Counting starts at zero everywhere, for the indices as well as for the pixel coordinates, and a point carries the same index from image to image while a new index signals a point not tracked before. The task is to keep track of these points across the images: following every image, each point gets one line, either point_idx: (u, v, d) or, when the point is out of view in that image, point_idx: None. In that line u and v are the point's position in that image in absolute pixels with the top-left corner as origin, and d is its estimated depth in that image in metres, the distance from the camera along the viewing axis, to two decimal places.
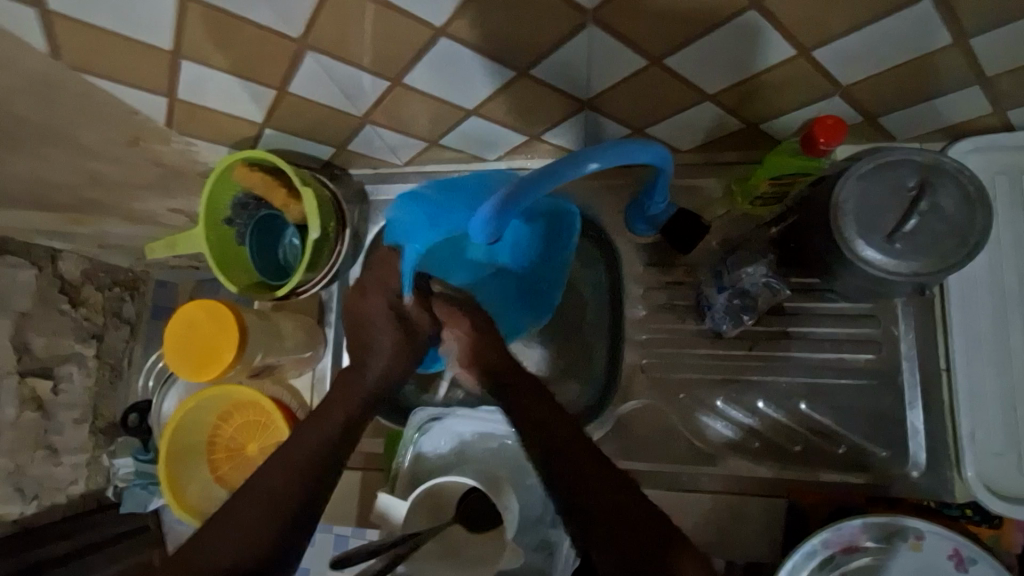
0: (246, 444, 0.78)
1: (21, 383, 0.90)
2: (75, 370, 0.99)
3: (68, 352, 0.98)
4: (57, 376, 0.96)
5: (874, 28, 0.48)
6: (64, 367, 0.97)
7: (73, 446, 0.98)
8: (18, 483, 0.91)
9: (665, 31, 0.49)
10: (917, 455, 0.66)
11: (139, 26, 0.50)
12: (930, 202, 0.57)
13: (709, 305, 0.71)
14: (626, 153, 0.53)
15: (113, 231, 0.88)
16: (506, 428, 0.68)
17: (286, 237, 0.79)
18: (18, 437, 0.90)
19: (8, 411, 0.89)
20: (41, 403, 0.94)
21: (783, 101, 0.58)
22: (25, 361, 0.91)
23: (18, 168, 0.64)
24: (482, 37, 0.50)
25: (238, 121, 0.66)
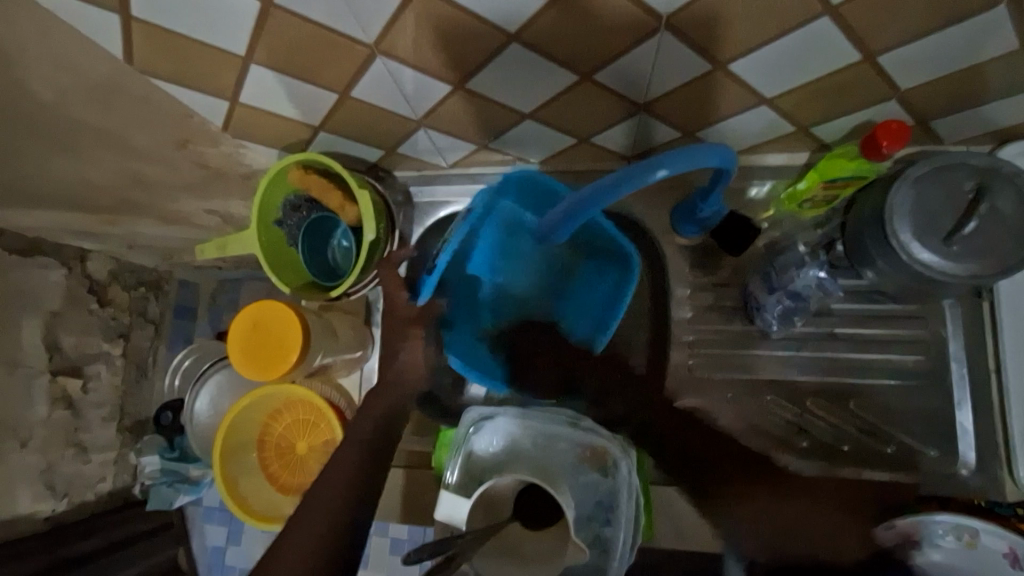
0: (296, 442, 0.80)
1: (53, 382, 0.91)
2: (103, 369, 1.02)
3: (96, 351, 1.01)
4: (86, 375, 0.99)
5: (941, 35, 0.48)
6: (94, 367, 1.00)
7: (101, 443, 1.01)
8: (50, 480, 0.93)
9: (734, 36, 0.50)
10: (966, 454, 0.67)
11: (215, 33, 0.51)
12: (990, 205, 0.58)
13: (759, 306, 0.71)
14: (696, 158, 0.53)
15: (143, 232, 0.90)
16: (561, 425, 0.68)
17: (336, 239, 0.80)
18: (50, 434, 0.92)
19: (41, 410, 0.91)
20: (72, 402, 0.96)
21: (839, 104, 0.59)
22: (56, 360, 0.93)
23: (66, 167, 0.67)
24: (550, 44, 0.51)
25: (293, 124, 0.67)
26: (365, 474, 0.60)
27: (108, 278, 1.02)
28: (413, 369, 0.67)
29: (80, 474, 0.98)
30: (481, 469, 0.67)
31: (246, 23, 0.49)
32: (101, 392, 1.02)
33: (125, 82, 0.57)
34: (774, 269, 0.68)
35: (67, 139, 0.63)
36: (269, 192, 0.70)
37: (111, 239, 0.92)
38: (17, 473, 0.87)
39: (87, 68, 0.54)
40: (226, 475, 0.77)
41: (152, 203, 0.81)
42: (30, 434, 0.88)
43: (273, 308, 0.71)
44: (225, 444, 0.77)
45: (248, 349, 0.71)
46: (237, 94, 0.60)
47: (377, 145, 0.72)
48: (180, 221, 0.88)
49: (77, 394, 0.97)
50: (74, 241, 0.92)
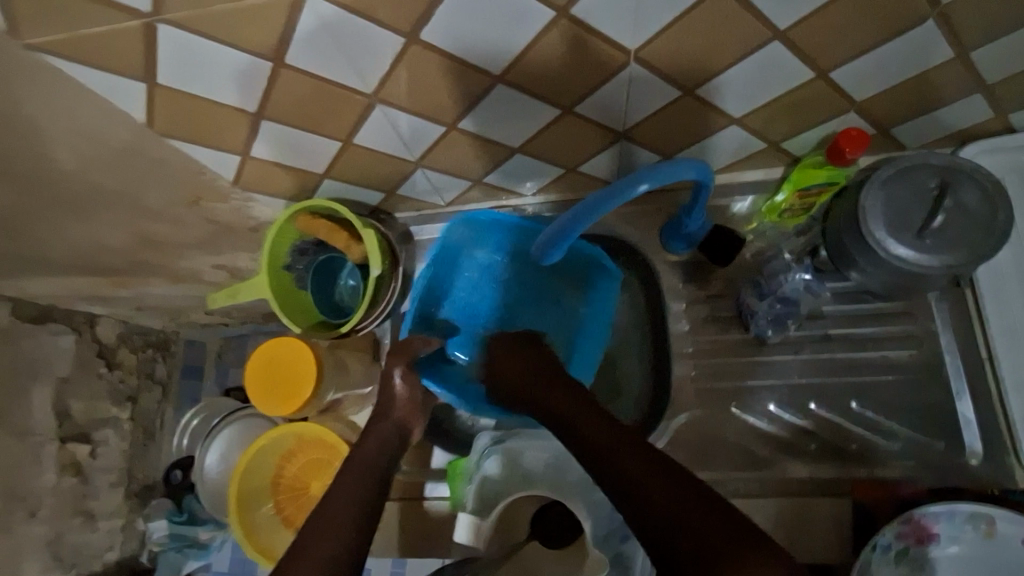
0: (309, 483, 0.80)
1: (60, 449, 1.01)
2: (111, 434, 1.11)
3: (106, 415, 1.11)
4: (95, 441, 1.08)
5: (882, 50, 0.54)
6: (101, 432, 1.10)
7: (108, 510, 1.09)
8: (56, 551, 1.01)
9: (700, 64, 0.55)
10: (972, 444, 0.67)
11: (233, 93, 0.56)
12: (954, 199, 0.62)
13: (752, 313, 0.73)
14: (673, 170, 0.58)
15: (152, 291, 0.97)
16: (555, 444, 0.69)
17: (342, 278, 0.83)
18: (58, 503, 1.01)
19: (49, 477, 1.00)
20: (79, 468, 1.05)
21: (803, 119, 0.64)
22: (65, 426, 1.03)
23: (83, 232, 0.75)
24: (532, 83, 0.56)
25: (302, 172, 0.72)
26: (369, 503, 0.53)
27: (116, 340, 1.12)
28: (407, 406, 0.68)
29: (88, 543, 1.06)
30: (493, 490, 0.68)
31: (259, 84, 0.55)
32: (109, 456, 1.11)
33: (143, 145, 0.61)
34: (764, 277, 0.73)
35: (87, 206, 0.70)
36: (279, 238, 0.73)
37: (121, 301, 1.01)
38: (26, 542, 0.96)
39: (109, 135, 0.59)
40: (242, 520, 0.77)
41: (162, 261, 0.87)
42: (39, 503, 0.98)
43: (289, 345, 0.75)
44: (241, 492, 0.78)
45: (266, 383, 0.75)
46: (249, 148, 0.65)
47: (378, 189, 0.77)
48: (187, 280, 0.95)
49: (84, 459, 1.06)
50: (84, 306, 1.02)
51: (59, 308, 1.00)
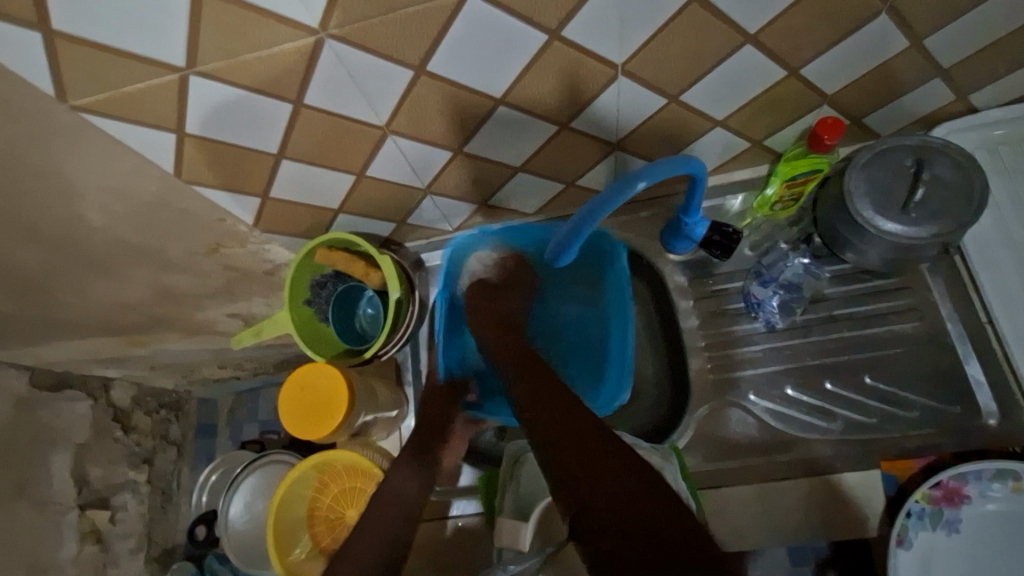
0: (344, 512, 0.81)
1: (81, 516, 1.00)
2: (129, 498, 1.11)
3: (123, 479, 1.11)
4: (114, 506, 1.08)
5: (845, 44, 0.59)
6: (120, 497, 1.10)
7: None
8: None
9: (681, 73, 0.60)
10: (987, 404, 0.69)
11: (256, 136, 0.60)
12: (931, 173, 0.66)
13: (758, 302, 0.77)
14: (666, 167, 0.62)
15: (168, 347, 0.99)
16: None
17: (360, 308, 0.86)
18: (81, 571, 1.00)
19: (70, 548, 0.98)
20: (100, 535, 1.03)
21: (782, 116, 0.69)
22: (85, 493, 1.03)
23: (106, 290, 0.78)
24: (530, 103, 0.61)
25: (316, 210, 0.75)
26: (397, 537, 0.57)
27: (130, 403, 1.14)
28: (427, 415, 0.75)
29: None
30: (528, 497, 0.67)
31: (280, 125, 0.59)
32: (127, 522, 1.10)
33: (170, 197, 0.65)
34: (764, 265, 0.78)
35: (111, 263, 0.74)
36: (300, 274, 0.77)
37: (135, 361, 1.03)
38: None
39: (138, 188, 0.62)
40: (283, 555, 0.78)
41: (179, 314, 0.89)
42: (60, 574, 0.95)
43: (318, 370, 0.76)
44: (279, 528, 0.79)
45: (297, 408, 0.76)
46: (269, 190, 0.68)
47: (389, 219, 0.81)
48: (203, 332, 0.97)
49: (104, 526, 1.05)
50: (100, 370, 1.05)
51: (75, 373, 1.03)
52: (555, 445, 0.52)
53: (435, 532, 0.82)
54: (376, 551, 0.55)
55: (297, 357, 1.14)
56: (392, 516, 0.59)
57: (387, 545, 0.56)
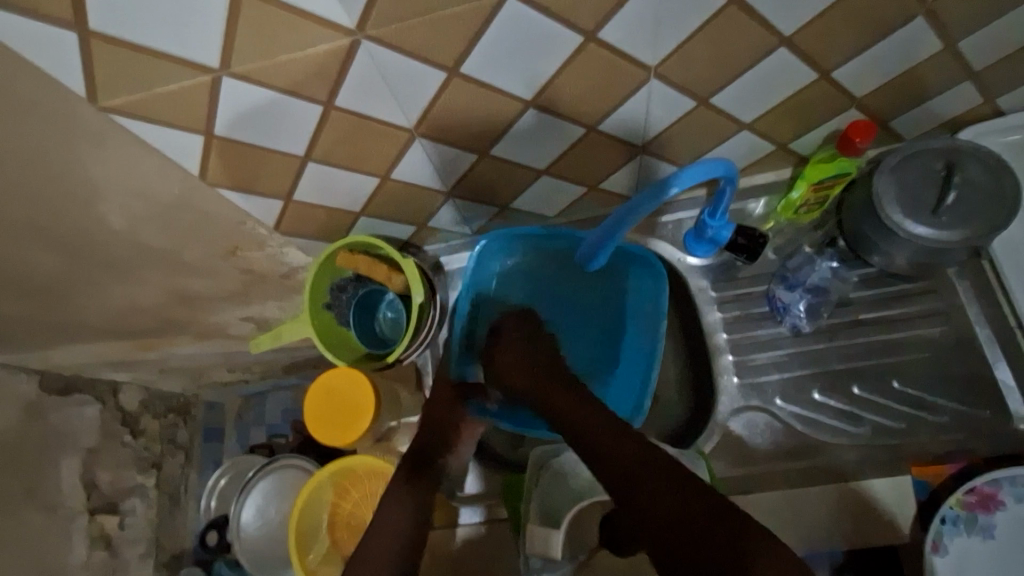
0: (366, 517, 0.80)
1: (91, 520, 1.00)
2: (138, 503, 1.10)
3: (131, 484, 1.10)
4: (123, 511, 1.07)
5: (878, 46, 0.58)
6: (129, 501, 1.08)
7: None
8: None
9: (712, 75, 0.60)
10: (1018, 409, 0.69)
11: (281, 138, 0.59)
12: (962, 177, 0.66)
13: (784, 305, 0.77)
14: (700, 170, 0.60)
15: (180, 351, 0.99)
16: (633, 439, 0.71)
17: (380, 312, 0.85)
18: None
19: (80, 552, 0.98)
20: (108, 540, 1.03)
21: (809, 118, 0.68)
22: (94, 498, 1.02)
23: (120, 293, 0.77)
24: (560, 105, 0.61)
25: (338, 214, 0.74)
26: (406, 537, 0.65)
27: (139, 408, 1.12)
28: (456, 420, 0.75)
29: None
30: (561, 504, 0.66)
31: (307, 127, 0.58)
32: (136, 527, 1.09)
33: (191, 198, 0.64)
34: (789, 269, 0.77)
35: (126, 266, 0.73)
36: (320, 276, 0.76)
37: (144, 365, 1.02)
38: None
39: (159, 190, 0.61)
40: (303, 558, 0.78)
41: (191, 316, 0.88)
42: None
43: (344, 375, 0.77)
44: (300, 530, 0.79)
45: (324, 412, 0.77)
46: (292, 192, 0.67)
47: (409, 222, 0.80)
48: (214, 335, 0.96)
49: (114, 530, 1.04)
50: (108, 374, 1.04)
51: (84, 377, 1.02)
52: (611, 472, 0.60)
53: (443, 544, 0.80)
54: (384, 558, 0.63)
55: (308, 361, 1.13)
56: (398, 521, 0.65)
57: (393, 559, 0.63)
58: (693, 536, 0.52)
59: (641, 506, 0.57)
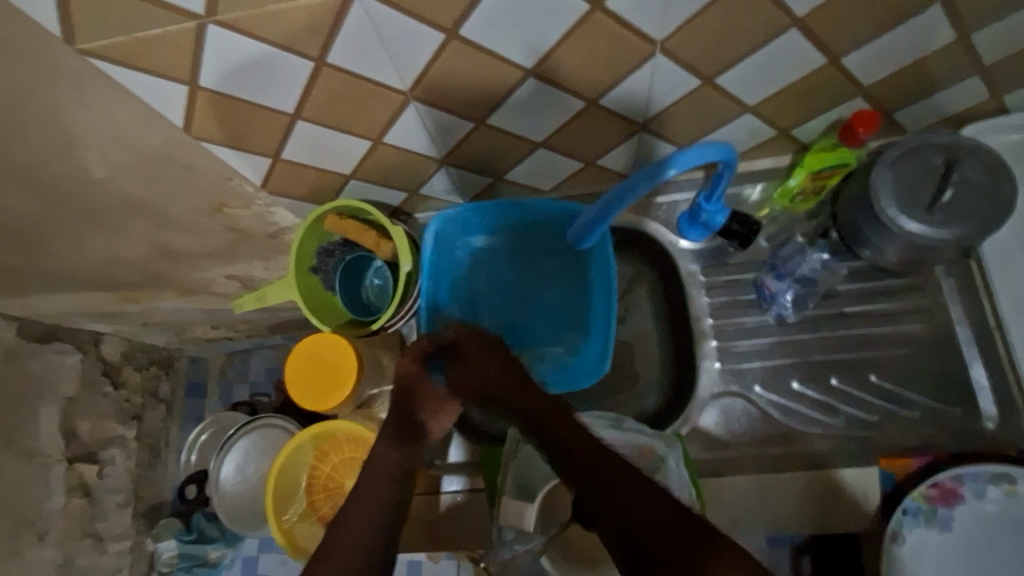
0: (344, 481, 0.81)
1: (68, 469, 1.00)
2: (118, 454, 1.10)
3: (111, 435, 1.10)
4: (103, 461, 1.07)
5: (890, 35, 0.57)
6: (109, 452, 1.08)
7: (117, 532, 1.08)
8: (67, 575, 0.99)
9: (718, 55, 0.58)
10: (988, 407, 0.70)
11: (270, 94, 0.57)
12: (960, 175, 0.65)
13: (771, 294, 0.77)
14: (698, 153, 0.59)
15: (162, 305, 0.97)
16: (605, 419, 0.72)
17: (367, 279, 0.84)
18: (67, 524, 0.99)
19: (58, 500, 0.99)
20: (87, 489, 1.04)
21: (814, 105, 0.67)
22: (73, 447, 1.01)
23: (101, 244, 0.76)
24: (561, 77, 0.59)
25: (327, 175, 0.72)
26: (391, 500, 0.57)
27: (120, 359, 1.11)
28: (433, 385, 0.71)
29: (96, 565, 1.05)
30: (535, 476, 0.67)
31: (297, 83, 0.56)
32: (116, 477, 1.10)
33: (174, 150, 0.61)
34: (779, 259, 0.77)
35: (107, 217, 0.70)
36: (307, 238, 0.75)
37: (126, 318, 1.01)
38: None
39: (141, 141, 0.59)
40: (279, 515, 0.80)
41: (175, 272, 0.87)
42: (49, 525, 0.97)
43: (325, 341, 0.76)
44: (278, 489, 0.80)
45: (304, 378, 0.77)
46: (280, 150, 0.65)
47: (400, 188, 0.78)
48: (198, 292, 0.95)
49: (93, 479, 1.04)
50: (89, 325, 1.02)
51: (63, 326, 1.00)
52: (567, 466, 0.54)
53: (428, 507, 0.82)
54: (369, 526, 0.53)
55: (293, 321, 1.13)
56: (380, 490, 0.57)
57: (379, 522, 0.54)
58: (655, 529, 0.45)
59: (614, 514, 0.48)
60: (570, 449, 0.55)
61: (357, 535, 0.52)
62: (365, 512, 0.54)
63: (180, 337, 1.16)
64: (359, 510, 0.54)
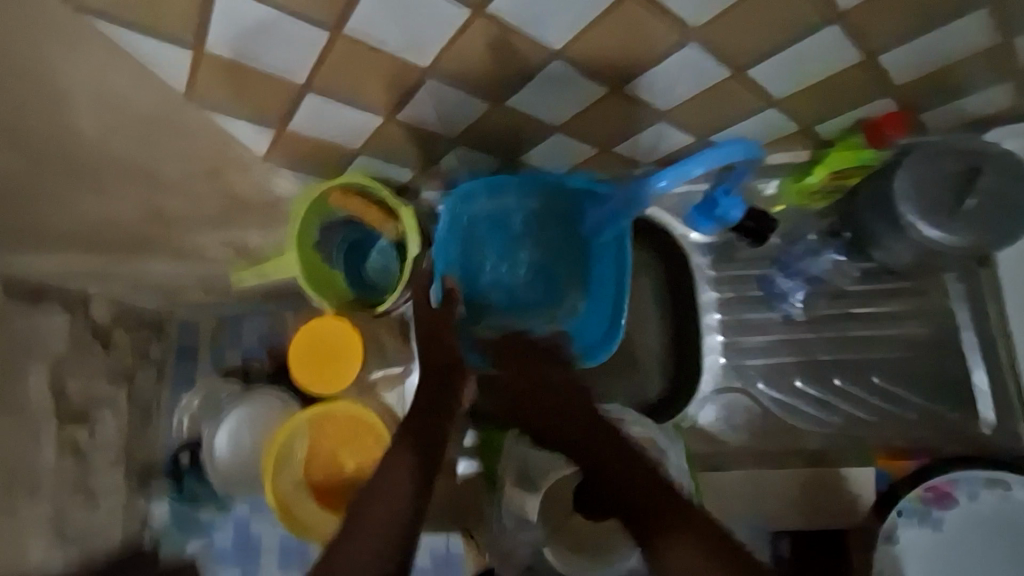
0: (343, 459, 0.82)
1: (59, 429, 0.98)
2: (108, 415, 1.09)
3: (101, 396, 1.08)
4: (92, 421, 1.05)
5: (932, 34, 0.55)
6: (99, 413, 1.07)
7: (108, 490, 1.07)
8: (59, 531, 0.99)
9: (752, 45, 0.55)
10: (983, 414, 0.72)
11: (279, 61, 0.54)
12: (983, 182, 0.64)
13: (780, 292, 0.77)
14: (725, 153, 0.57)
15: (155, 268, 0.94)
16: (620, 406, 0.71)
17: (370, 257, 0.82)
18: (58, 483, 0.98)
19: (49, 457, 0.97)
20: (78, 449, 1.02)
21: (842, 102, 0.65)
22: (62, 407, 0.99)
23: (92, 204, 0.72)
24: (588, 60, 0.56)
25: (333, 148, 0.69)
26: (411, 487, 0.58)
27: (110, 321, 1.08)
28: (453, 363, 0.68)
29: (87, 524, 1.04)
30: (538, 466, 0.69)
31: (308, 50, 0.53)
32: (106, 438, 1.08)
33: (175, 114, 0.58)
34: (791, 256, 0.77)
35: (99, 177, 0.67)
36: (309, 214, 0.72)
37: (118, 280, 0.98)
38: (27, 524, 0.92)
39: (139, 101, 0.55)
40: (275, 488, 0.80)
41: (168, 236, 0.84)
42: (39, 483, 0.94)
43: (328, 321, 0.76)
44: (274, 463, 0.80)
45: (305, 356, 0.76)
46: (286, 121, 0.62)
47: (409, 165, 0.75)
48: (193, 257, 0.92)
49: (83, 440, 1.03)
50: (79, 285, 0.99)
51: (53, 286, 0.97)
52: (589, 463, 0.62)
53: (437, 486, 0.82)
54: (387, 516, 0.56)
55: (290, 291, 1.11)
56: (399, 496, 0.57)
57: (400, 509, 0.57)
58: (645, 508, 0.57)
59: (613, 488, 0.60)
60: (585, 436, 0.64)
61: (377, 522, 0.55)
62: (388, 498, 0.57)
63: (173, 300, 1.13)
64: (384, 493, 0.58)
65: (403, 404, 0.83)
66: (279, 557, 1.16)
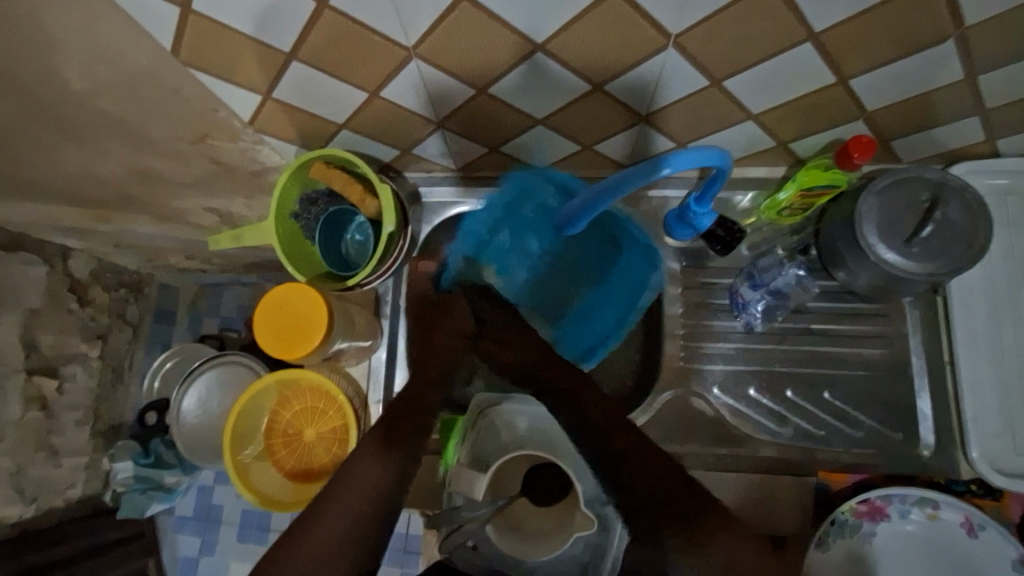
0: (303, 429, 0.83)
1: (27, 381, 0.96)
2: (79, 370, 1.08)
3: (74, 351, 1.07)
4: (63, 376, 1.05)
5: (901, 64, 0.57)
6: (69, 368, 1.06)
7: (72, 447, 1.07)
8: (19, 485, 0.97)
9: (730, 58, 0.57)
10: (926, 437, 0.74)
11: (268, 28, 0.54)
12: (943, 213, 0.66)
13: (743, 303, 0.78)
14: (690, 158, 0.58)
15: (136, 228, 0.95)
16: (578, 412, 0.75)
17: (349, 233, 0.84)
18: (21, 436, 0.96)
19: (14, 410, 0.95)
20: (45, 403, 1.00)
21: (816, 123, 0.67)
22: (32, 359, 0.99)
23: (77, 157, 0.72)
24: (571, 58, 0.58)
25: (320, 121, 0.70)
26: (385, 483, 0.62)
27: (89, 277, 1.08)
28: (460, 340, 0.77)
29: (49, 478, 1.03)
30: (489, 452, 0.71)
31: (298, 20, 0.53)
32: (75, 394, 1.08)
33: (162, 70, 0.58)
34: (758, 269, 0.77)
35: (84, 130, 0.67)
36: (291, 182, 0.74)
37: (98, 236, 0.98)
38: None
39: (125, 55, 0.56)
40: (237, 456, 0.81)
41: (152, 196, 0.84)
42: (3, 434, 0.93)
43: (298, 292, 0.76)
44: (236, 431, 0.81)
45: (272, 325, 0.77)
46: (272, 89, 0.63)
47: (393, 145, 0.76)
48: (174, 220, 0.93)
49: (50, 394, 1.02)
50: (58, 238, 0.99)
51: (31, 236, 0.97)
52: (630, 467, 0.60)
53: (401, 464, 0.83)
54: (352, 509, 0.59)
55: (270, 262, 1.12)
56: (365, 488, 0.61)
57: (366, 499, 0.60)
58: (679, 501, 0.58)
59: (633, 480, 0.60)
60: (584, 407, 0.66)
61: (332, 528, 0.57)
62: (353, 494, 0.60)
63: (152, 261, 1.14)
64: (353, 484, 0.61)
65: (368, 380, 0.85)
66: (239, 529, 1.23)
